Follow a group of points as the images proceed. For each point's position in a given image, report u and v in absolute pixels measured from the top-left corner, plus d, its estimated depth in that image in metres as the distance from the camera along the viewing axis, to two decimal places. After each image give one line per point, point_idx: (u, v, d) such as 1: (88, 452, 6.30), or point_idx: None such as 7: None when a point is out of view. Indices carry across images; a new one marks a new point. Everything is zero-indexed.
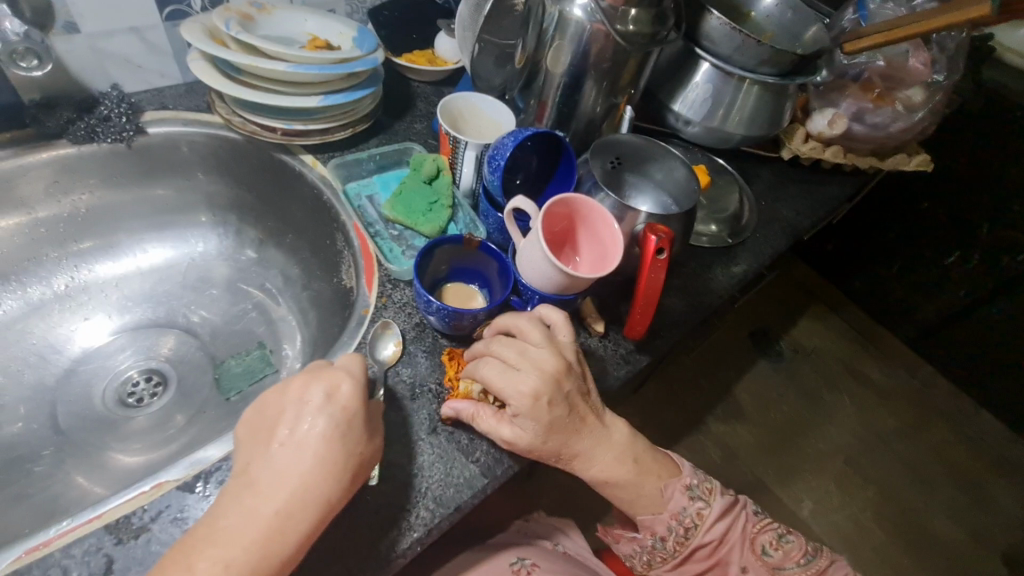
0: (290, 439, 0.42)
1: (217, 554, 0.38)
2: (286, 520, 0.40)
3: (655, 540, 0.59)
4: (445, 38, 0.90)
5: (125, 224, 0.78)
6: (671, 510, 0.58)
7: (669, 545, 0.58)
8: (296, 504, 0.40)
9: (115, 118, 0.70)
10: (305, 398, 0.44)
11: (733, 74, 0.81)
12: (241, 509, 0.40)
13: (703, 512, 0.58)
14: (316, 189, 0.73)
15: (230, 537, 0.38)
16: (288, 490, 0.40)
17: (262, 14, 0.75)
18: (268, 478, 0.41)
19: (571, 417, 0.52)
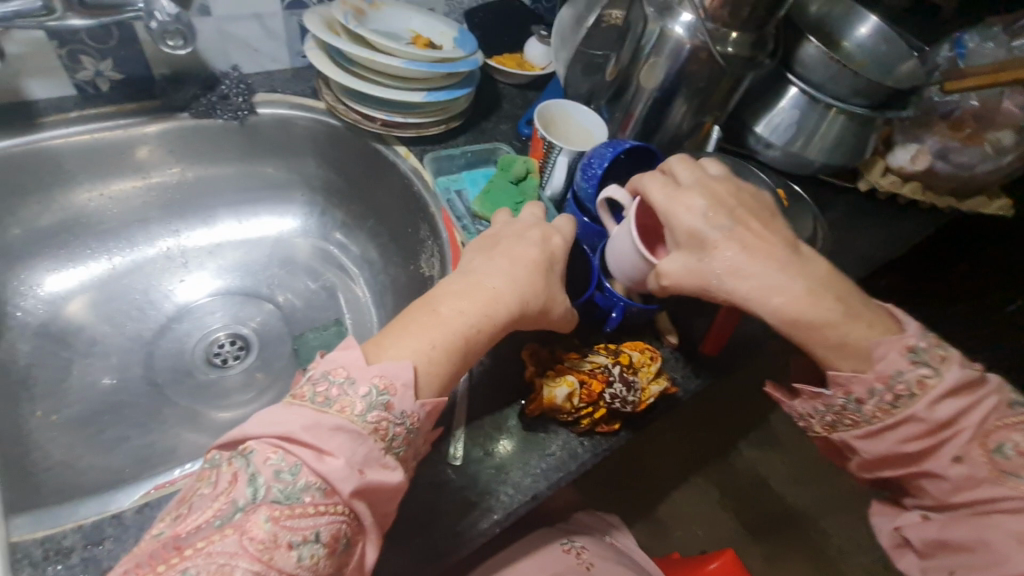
0: (504, 252, 0.54)
1: (452, 308, 0.49)
2: (498, 295, 0.50)
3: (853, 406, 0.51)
4: (535, 43, 0.92)
5: (226, 195, 0.83)
6: (880, 371, 0.49)
7: (863, 416, 0.51)
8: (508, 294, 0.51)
9: (233, 97, 0.75)
10: (525, 233, 0.57)
11: (821, 101, 0.81)
12: (470, 284, 0.51)
13: (923, 380, 0.48)
14: (407, 180, 0.77)
15: (457, 299, 0.49)
16: (505, 275, 0.52)
17: (372, 9, 0.79)
18: (486, 267, 0.53)
19: (753, 246, 0.52)
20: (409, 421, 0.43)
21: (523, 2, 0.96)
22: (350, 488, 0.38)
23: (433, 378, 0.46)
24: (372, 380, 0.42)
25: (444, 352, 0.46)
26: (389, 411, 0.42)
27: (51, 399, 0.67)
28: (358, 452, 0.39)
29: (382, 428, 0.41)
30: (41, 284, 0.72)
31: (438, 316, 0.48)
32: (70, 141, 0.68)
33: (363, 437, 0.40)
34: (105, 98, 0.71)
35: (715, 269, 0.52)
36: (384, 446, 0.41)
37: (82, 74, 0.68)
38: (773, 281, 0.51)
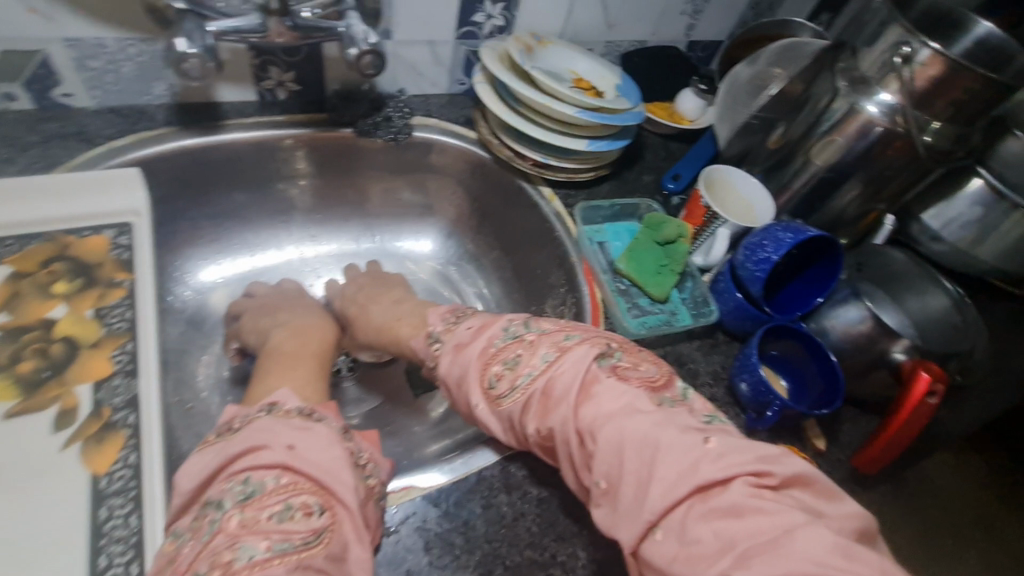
0: (282, 302, 0.71)
1: (277, 354, 0.58)
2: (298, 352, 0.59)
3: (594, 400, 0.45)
4: (689, 94, 0.88)
5: (365, 209, 0.85)
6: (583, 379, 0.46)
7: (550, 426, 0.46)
8: (312, 341, 0.63)
9: (396, 119, 0.77)
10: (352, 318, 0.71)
11: (1007, 199, 0.73)
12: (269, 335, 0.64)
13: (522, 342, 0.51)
14: (548, 223, 0.75)
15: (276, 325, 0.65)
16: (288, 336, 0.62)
17: (540, 46, 0.78)
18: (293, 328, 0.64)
19: (369, 301, 0.70)
20: (318, 412, 0.46)
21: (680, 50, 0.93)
22: (291, 461, 0.41)
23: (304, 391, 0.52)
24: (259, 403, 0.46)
25: (307, 377, 0.55)
26: (289, 405, 0.46)
27: (185, 383, 0.70)
28: (282, 433, 0.43)
29: (288, 414, 0.45)
30: (193, 273, 0.76)
31: (281, 363, 0.56)
32: (244, 143, 0.71)
33: (279, 422, 0.44)
34: (280, 105, 0.73)
35: (356, 323, 0.70)
36: (302, 419, 0.45)
37: (266, 82, 0.71)
38: (392, 323, 0.65)
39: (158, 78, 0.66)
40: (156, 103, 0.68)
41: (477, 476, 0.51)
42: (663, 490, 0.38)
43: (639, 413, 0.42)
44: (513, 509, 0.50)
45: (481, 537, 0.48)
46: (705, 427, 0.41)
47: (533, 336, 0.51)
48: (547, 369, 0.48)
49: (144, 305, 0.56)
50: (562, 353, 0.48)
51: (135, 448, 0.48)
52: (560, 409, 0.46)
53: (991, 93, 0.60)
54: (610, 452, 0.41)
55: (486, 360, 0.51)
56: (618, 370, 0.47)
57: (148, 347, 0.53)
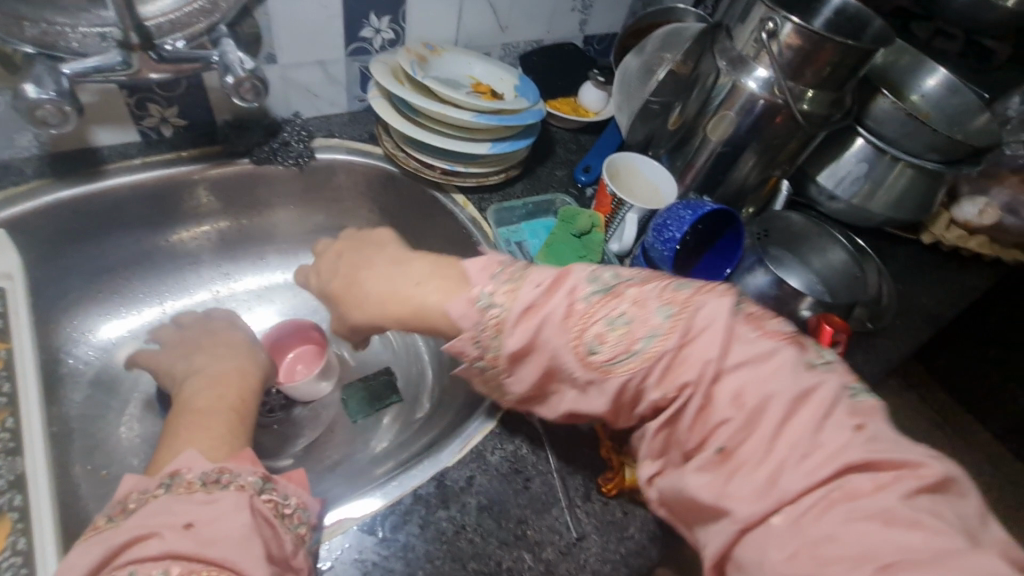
0: (199, 348, 0.64)
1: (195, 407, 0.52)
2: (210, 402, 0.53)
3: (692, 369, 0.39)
4: (590, 88, 0.91)
5: (278, 238, 0.82)
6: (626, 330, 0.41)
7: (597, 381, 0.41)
8: (236, 386, 0.57)
9: (294, 143, 0.74)
10: (372, 261, 0.52)
11: (887, 153, 0.78)
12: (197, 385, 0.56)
13: (501, 318, 0.43)
14: (465, 229, 0.75)
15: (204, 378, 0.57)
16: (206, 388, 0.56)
17: (433, 55, 0.78)
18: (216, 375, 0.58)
19: (359, 271, 0.52)
20: (226, 471, 0.42)
21: (577, 46, 0.95)
22: (189, 548, 0.37)
23: (214, 448, 0.47)
24: (154, 476, 0.42)
25: (219, 431, 0.49)
26: (193, 472, 0.42)
27: (97, 450, 0.65)
28: (181, 511, 0.39)
29: (190, 485, 0.41)
30: (93, 330, 0.71)
31: (195, 419, 0.50)
32: (130, 188, 0.67)
33: (178, 499, 0.40)
34: (167, 143, 0.70)
35: (353, 299, 0.51)
36: (207, 490, 0.41)
37: (147, 120, 0.67)
38: (405, 291, 0.48)
39: (20, 130, 0.61)
40: (23, 156, 0.63)
41: (413, 495, 0.50)
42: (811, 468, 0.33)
43: (763, 366, 0.37)
44: (455, 522, 0.49)
45: (422, 556, 0.47)
46: (863, 410, 0.36)
47: (631, 291, 0.43)
48: (676, 324, 0.40)
49: (25, 377, 0.51)
50: (686, 300, 0.41)
51: (24, 532, 0.44)
52: (690, 369, 0.39)
53: (853, 58, 0.64)
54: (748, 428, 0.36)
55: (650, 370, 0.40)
56: (635, 298, 0.42)
57: (31, 423, 0.49)
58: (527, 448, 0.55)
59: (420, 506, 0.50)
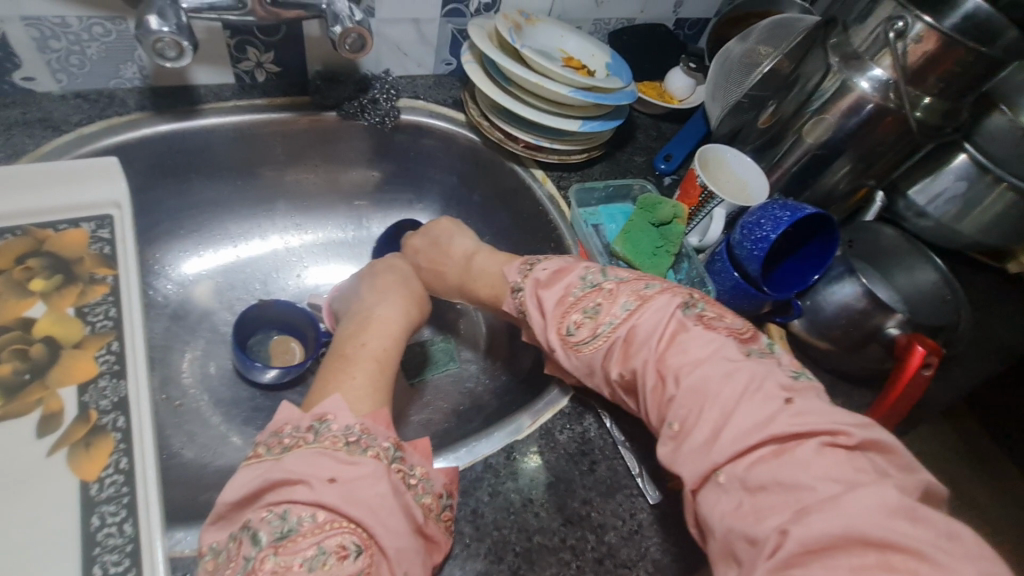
0: (398, 291, 0.61)
1: (375, 335, 0.54)
2: (389, 353, 0.53)
3: (571, 334, 0.50)
4: (679, 74, 0.87)
5: (351, 195, 0.82)
6: (553, 315, 0.51)
7: (576, 361, 0.50)
8: (401, 331, 0.57)
9: (382, 101, 0.73)
10: (394, 259, 0.66)
11: (990, 172, 0.74)
12: (369, 323, 0.56)
13: (525, 298, 0.54)
14: (542, 206, 0.74)
15: (390, 311, 0.58)
16: (377, 343, 0.53)
17: (528, 24, 0.76)
18: (392, 295, 0.60)
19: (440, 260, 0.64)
20: (366, 433, 0.43)
21: (668, 28, 0.91)
22: (334, 500, 0.38)
23: (361, 395, 0.47)
24: (306, 417, 0.43)
25: (368, 378, 0.49)
26: (336, 428, 0.42)
27: (172, 381, 0.68)
28: (326, 464, 0.39)
29: (335, 442, 0.41)
30: (174, 266, 0.73)
31: (358, 354, 0.51)
32: (223, 130, 0.68)
33: (322, 453, 0.40)
34: (260, 88, 0.70)
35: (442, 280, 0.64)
36: (349, 451, 0.41)
37: (244, 63, 0.68)
38: (473, 283, 0.62)
39: (128, 60, 0.62)
40: (126, 87, 0.64)
41: (484, 464, 0.51)
42: (727, 441, 0.39)
43: (726, 362, 0.43)
44: (522, 495, 0.50)
45: (490, 524, 0.48)
46: (792, 387, 0.41)
47: (611, 284, 0.51)
48: (629, 316, 0.48)
49: (128, 302, 0.53)
50: (643, 300, 0.49)
51: (126, 453, 0.46)
52: (641, 355, 0.46)
53: (980, 66, 0.60)
54: (692, 402, 0.42)
55: (564, 309, 0.51)
56: (609, 292, 0.50)
57: (135, 346, 0.51)
58: (594, 430, 0.55)
59: (489, 475, 0.51)
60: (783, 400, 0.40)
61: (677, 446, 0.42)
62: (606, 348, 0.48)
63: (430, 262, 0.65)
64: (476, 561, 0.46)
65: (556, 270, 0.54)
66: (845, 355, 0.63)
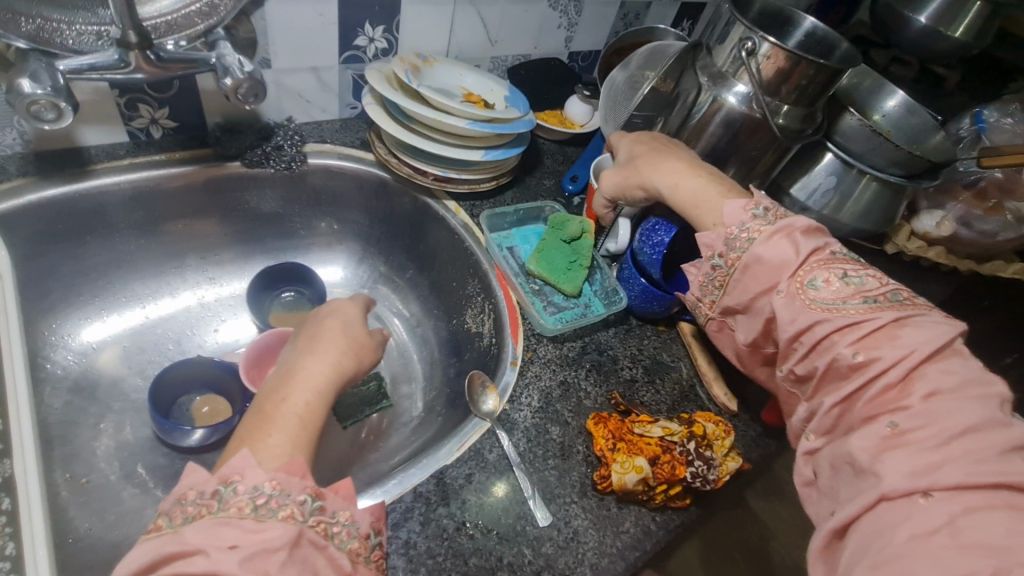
0: (330, 339, 0.57)
1: (300, 388, 0.50)
2: (313, 408, 0.49)
3: (814, 288, 0.46)
4: (577, 101, 0.93)
5: (267, 243, 0.81)
6: (801, 262, 0.47)
7: (795, 310, 0.46)
8: (329, 378, 0.53)
9: (287, 148, 0.74)
10: (339, 305, 0.63)
11: (853, 166, 0.83)
12: (293, 380, 0.51)
13: (762, 227, 0.50)
14: (457, 235, 0.76)
15: (318, 359, 0.54)
16: (300, 396, 0.50)
17: (426, 65, 0.79)
18: (327, 341, 0.56)
19: (659, 156, 0.60)
20: (276, 487, 0.41)
21: (562, 61, 0.98)
22: (233, 569, 0.35)
23: (275, 451, 0.44)
24: (210, 482, 0.41)
25: (287, 436, 0.46)
26: (242, 492, 0.40)
27: (75, 458, 0.63)
28: (228, 531, 0.38)
29: (242, 507, 0.39)
30: (74, 334, 0.69)
31: (277, 408, 0.48)
32: (119, 190, 0.66)
33: (225, 523, 0.38)
34: (156, 144, 0.69)
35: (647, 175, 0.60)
36: (256, 517, 0.39)
37: (137, 121, 0.67)
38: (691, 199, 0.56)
39: (6, 126, 0.60)
40: (6, 154, 0.62)
41: (413, 493, 0.51)
42: (945, 468, 0.35)
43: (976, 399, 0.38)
44: (454, 520, 0.50)
45: (422, 553, 0.47)
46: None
47: (879, 272, 0.47)
48: (900, 310, 0.43)
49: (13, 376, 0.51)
50: (915, 305, 0.44)
51: (11, 537, 0.45)
52: (894, 350, 0.41)
53: (824, 77, 0.68)
54: (939, 418, 0.38)
55: (817, 262, 0.47)
56: (875, 276, 0.46)
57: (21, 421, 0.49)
58: (522, 445, 0.56)
59: (421, 503, 0.50)
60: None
61: (884, 449, 0.38)
62: (845, 327, 0.44)
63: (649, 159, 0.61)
64: None
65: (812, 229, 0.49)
66: None
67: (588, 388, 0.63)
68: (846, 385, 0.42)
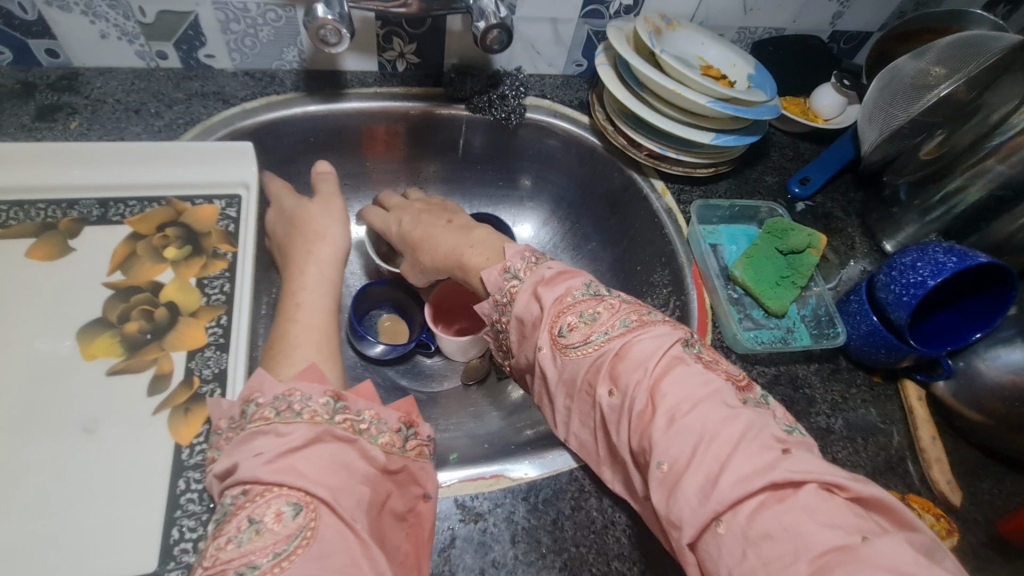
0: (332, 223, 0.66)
1: (295, 301, 0.57)
2: (311, 296, 0.58)
3: (562, 339, 0.45)
4: (828, 90, 0.79)
5: (468, 187, 0.85)
6: (546, 317, 0.47)
7: (556, 361, 0.46)
8: (320, 282, 0.61)
9: (511, 98, 0.74)
10: (337, 213, 0.67)
11: None
12: (309, 258, 0.62)
13: (517, 289, 0.50)
14: (657, 218, 0.71)
15: (315, 272, 0.61)
16: (311, 278, 0.60)
17: (669, 28, 0.73)
18: (304, 272, 0.61)
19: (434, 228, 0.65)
20: (296, 394, 0.43)
21: (822, 41, 0.83)
22: (257, 473, 0.38)
23: (287, 358, 0.51)
24: (236, 404, 0.44)
25: (308, 340, 0.53)
26: (268, 402, 0.43)
27: None
28: (251, 446, 0.40)
29: (265, 415, 0.42)
30: None
31: (297, 313, 0.56)
32: (363, 115, 0.73)
33: (260, 433, 0.41)
34: (398, 77, 0.74)
35: (425, 253, 0.65)
36: (284, 421, 0.41)
37: (388, 53, 0.71)
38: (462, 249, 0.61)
39: (291, 44, 0.68)
40: (286, 69, 0.70)
41: (569, 475, 0.50)
42: (726, 485, 0.35)
43: (725, 406, 0.38)
44: (605, 516, 0.48)
45: (567, 539, 0.46)
46: (789, 438, 0.37)
47: (616, 300, 0.47)
48: (627, 334, 0.44)
49: (239, 281, 0.59)
50: (644, 324, 0.45)
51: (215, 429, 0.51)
52: (631, 376, 0.42)
53: None
54: (682, 440, 0.37)
55: (558, 311, 0.47)
56: (610, 307, 0.46)
57: (241, 325, 0.57)
58: None
59: (576, 488, 0.49)
60: (780, 450, 0.36)
61: (667, 486, 0.37)
62: (594, 365, 0.44)
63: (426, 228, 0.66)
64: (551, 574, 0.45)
65: (558, 272, 0.50)
66: (1002, 432, 0.54)
67: None
68: (640, 449, 0.40)
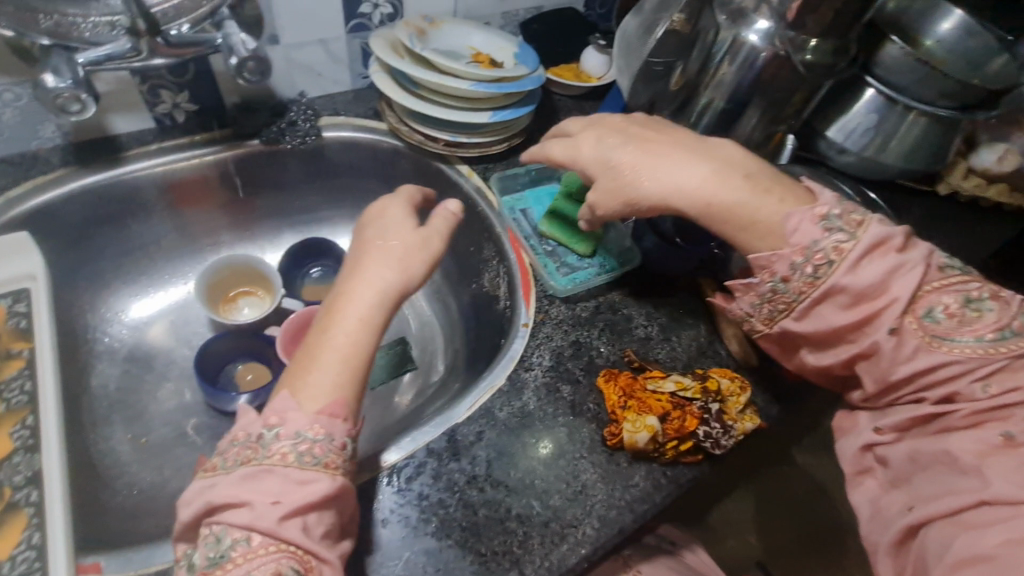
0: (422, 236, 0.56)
1: (348, 306, 0.50)
2: (369, 314, 0.50)
3: (930, 321, 0.45)
4: (592, 52, 0.89)
5: (292, 218, 0.85)
6: (911, 300, 0.46)
7: (922, 346, 0.46)
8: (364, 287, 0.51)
9: (302, 123, 0.76)
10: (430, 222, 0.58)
11: (898, 102, 0.73)
12: (373, 249, 0.54)
13: (841, 245, 0.47)
14: (470, 199, 0.77)
15: (379, 267, 0.52)
16: (362, 285, 0.51)
17: (432, 27, 0.78)
18: (379, 278, 0.52)
19: (651, 143, 0.55)
20: (320, 433, 0.43)
21: (577, 11, 0.93)
22: (269, 526, 0.39)
23: (316, 385, 0.46)
24: (257, 425, 0.44)
25: (334, 375, 0.46)
26: (284, 439, 0.43)
27: (139, 420, 0.70)
28: (267, 488, 0.41)
29: (263, 446, 0.42)
30: (124, 311, 0.76)
31: (332, 328, 0.49)
32: (151, 173, 0.71)
33: (270, 472, 0.41)
34: (181, 128, 0.73)
35: (642, 173, 0.54)
36: (301, 466, 0.42)
37: (160, 106, 0.70)
38: (738, 195, 0.51)
39: (44, 120, 0.65)
40: (49, 146, 0.67)
41: (426, 450, 0.53)
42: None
43: None
44: (466, 473, 0.52)
45: (434, 503, 0.50)
46: None
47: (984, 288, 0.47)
48: None
49: (44, 377, 0.56)
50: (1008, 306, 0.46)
51: (38, 527, 0.48)
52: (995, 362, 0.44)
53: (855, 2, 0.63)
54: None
55: (934, 290, 0.46)
56: (997, 295, 0.46)
57: (49, 422, 0.53)
58: (534, 404, 0.58)
59: (434, 459, 0.53)
60: None
61: (992, 454, 0.41)
62: (977, 364, 0.44)
63: (641, 142, 0.55)
64: (426, 539, 0.48)
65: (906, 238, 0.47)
66: None
67: (602, 349, 0.63)
68: (963, 430, 0.43)
